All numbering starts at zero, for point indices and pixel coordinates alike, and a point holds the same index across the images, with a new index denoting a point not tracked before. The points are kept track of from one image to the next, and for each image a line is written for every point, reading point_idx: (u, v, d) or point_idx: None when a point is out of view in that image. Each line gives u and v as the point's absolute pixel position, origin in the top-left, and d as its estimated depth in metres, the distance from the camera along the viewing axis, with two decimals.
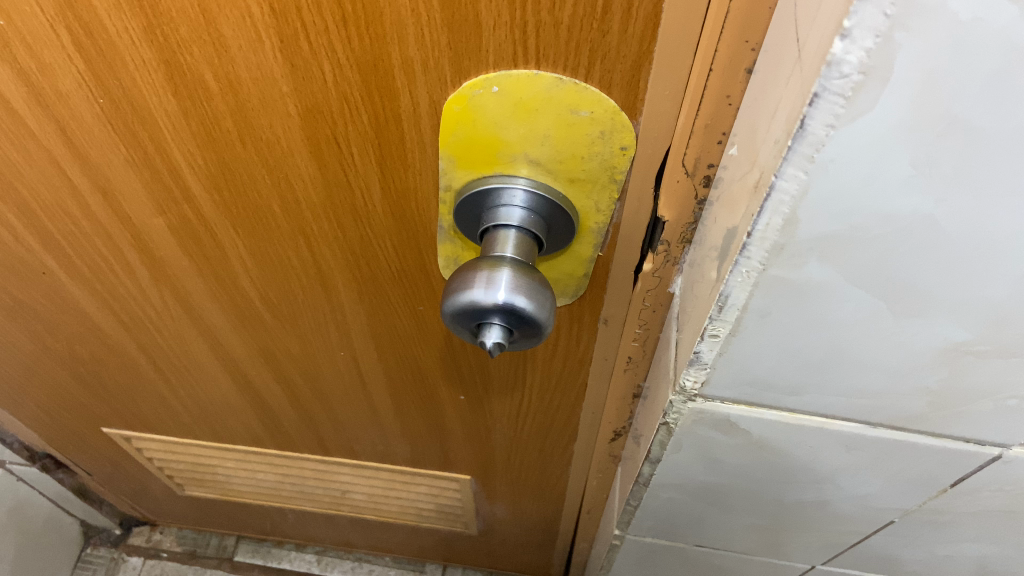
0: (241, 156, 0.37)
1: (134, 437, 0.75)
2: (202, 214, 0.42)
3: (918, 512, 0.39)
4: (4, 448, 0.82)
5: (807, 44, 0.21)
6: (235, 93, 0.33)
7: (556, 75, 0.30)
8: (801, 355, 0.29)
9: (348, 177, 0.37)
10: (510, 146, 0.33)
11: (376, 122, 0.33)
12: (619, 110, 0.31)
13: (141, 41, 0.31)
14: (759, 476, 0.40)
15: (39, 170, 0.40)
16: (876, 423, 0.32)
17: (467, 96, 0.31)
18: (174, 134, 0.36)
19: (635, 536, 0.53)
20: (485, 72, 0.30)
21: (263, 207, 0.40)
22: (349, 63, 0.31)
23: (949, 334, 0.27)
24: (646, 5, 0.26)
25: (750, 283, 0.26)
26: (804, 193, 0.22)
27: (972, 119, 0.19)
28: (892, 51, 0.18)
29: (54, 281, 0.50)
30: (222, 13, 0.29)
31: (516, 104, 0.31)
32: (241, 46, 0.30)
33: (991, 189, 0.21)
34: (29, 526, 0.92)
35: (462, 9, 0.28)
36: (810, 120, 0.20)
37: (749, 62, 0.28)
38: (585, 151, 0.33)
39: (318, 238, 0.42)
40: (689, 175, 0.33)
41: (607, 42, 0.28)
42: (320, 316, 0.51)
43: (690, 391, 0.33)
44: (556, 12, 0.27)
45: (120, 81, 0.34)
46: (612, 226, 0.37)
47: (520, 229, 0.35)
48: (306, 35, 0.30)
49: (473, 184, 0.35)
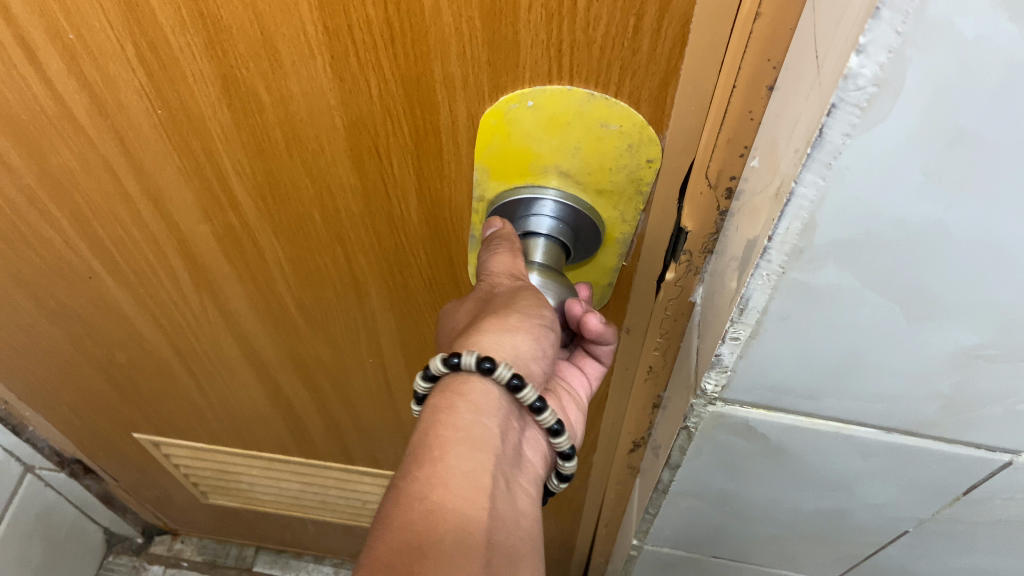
0: (286, 165, 0.39)
1: (163, 442, 0.77)
2: (246, 221, 0.44)
3: (932, 521, 0.40)
4: (35, 453, 0.84)
5: (826, 62, 0.23)
6: (286, 105, 0.35)
7: (587, 91, 0.32)
8: (819, 359, 0.31)
9: (386, 186, 0.39)
10: (542, 158, 0.35)
11: (416, 134, 0.35)
12: (646, 125, 0.33)
13: (201, 56, 0.34)
14: (776, 484, 0.41)
15: (95, 177, 0.43)
16: (890, 429, 0.34)
17: (504, 110, 0.33)
18: (225, 144, 0.38)
19: (653, 546, 0.54)
20: (521, 88, 0.32)
21: (304, 215, 0.43)
22: (394, 78, 0.33)
23: (960, 338, 0.28)
24: (675, 26, 0.28)
25: (771, 286, 0.28)
26: (821, 199, 0.24)
27: (978, 130, 0.21)
28: (904, 66, 0.20)
29: (99, 286, 0.53)
30: (281, 32, 0.32)
31: (549, 118, 0.33)
32: (294, 61, 0.33)
33: (997, 196, 0.22)
34: (55, 532, 0.94)
35: (503, 28, 0.30)
36: (828, 129, 0.22)
37: (770, 79, 0.29)
38: (613, 163, 0.35)
39: (354, 246, 0.44)
40: (711, 187, 0.35)
41: (637, 60, 0.30)
42: (353, 324, 0.53)
43: (711, 395, 0.35)
44: (590, 32, 0.29)
45: (178, 94, 0.36)
46: (636, 237, 0.39)
47: (550, 238, 0.38)
48: (355, 52, 0.32)
49: (506, 194, 0.37)
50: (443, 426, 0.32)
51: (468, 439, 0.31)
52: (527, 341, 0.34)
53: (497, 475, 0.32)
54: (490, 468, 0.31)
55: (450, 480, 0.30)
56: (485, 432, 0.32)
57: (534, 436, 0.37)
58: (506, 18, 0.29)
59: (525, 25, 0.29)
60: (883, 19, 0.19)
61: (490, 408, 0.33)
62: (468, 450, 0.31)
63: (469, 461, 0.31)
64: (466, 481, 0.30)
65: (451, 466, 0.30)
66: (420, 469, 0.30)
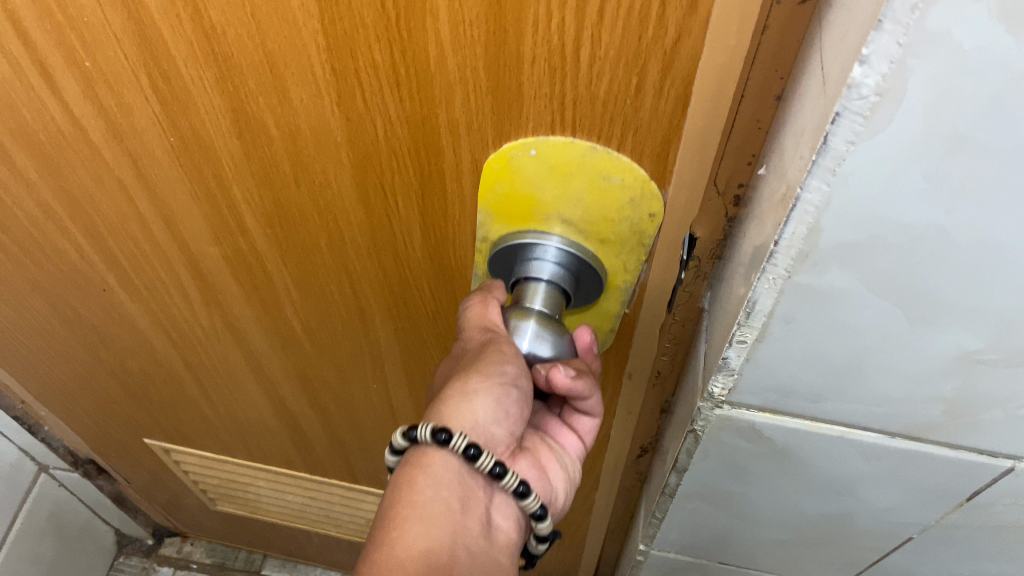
0: (294, 196, 0.40)
1: (173, 448, 0.78)
2: (255, 246, 0.45)
3: (936, 527, 0.41)
4: (50, 452, 0.85)
5: (832, 73, 0.24)
6: (295, 140, 0.36)
7: (589, 142, 0.33)
8: (824, 362, 0.31)
9: (392, 221, 0.40)
10: (544, 205, 0.36)
11: (421, 174, 0.37)
12: (648, 180, 0.34)
13: (213, 90, 0.35)
14: (781, 487, 0.42)
15: (108, 195, 0.44)
16: (894, 433, 0.34)
17: (509, 157, 0.34)
18: (235, 173, 0.40)
19: (660, 551, 0.55)
20: (526, 137, 0.33)
21: (311, 244, 0.44)
22: (400, 120, 0.34)
23: (960, 342, 0.29)
24: (678, 86, 0.29)
25: (776, 290, 0.29)
26: (826, 204, 0.25)
27: (976, 137, 0.22)
28: (905, 76, 0.21)
29: (113, 298, 0.54)
30: (291, 72, 0.33)
31: (553, 168, 0.34)
32: (304, 99, 0.34)
33: (994, 201, 0.23)
34: (68, 531, 0.95)
35: (507, 80, 0.31)
36: (832, 137, 0.23)
37: (778, 89, 0.30)
38: (615, 214, 0.36)
39: (360, 275, 0.46)
40: (720, 195, 0.35)
41: (639, 116, 0.31)
42: (357, 348, 0.54)
43: (717, 398, 0.36)
44: (592, 86, 0.30)
45: (191, 123, 0.37)
46: (639, 284, 0.41)
47: (550, 282, 0.38)
48: (363, 93, 0.33)
49: (508, 236, 0.38)
50: (402, 502, 0.34)
51: (425, 516, 0.33)
52: (488, 404, 0.36)
53: (456, 549, 0.33)
54: (446, 543, 0.33)
55: (406, 558, 0.32)
56: (443, 507, 0.34)
57: (504, 501, 0.37)
58: (510, 71, 0.30)
59: (528, 77, 0.30)
60: (885, 31, 0.20)
61: (450, 483, 0.35)
62: (424, 526, 0.33)
63: (425, 538, 0.32)
64: (422, 558, 0.32)
65: (407, 546, 0.32)
66: (378, 549, 0.32)
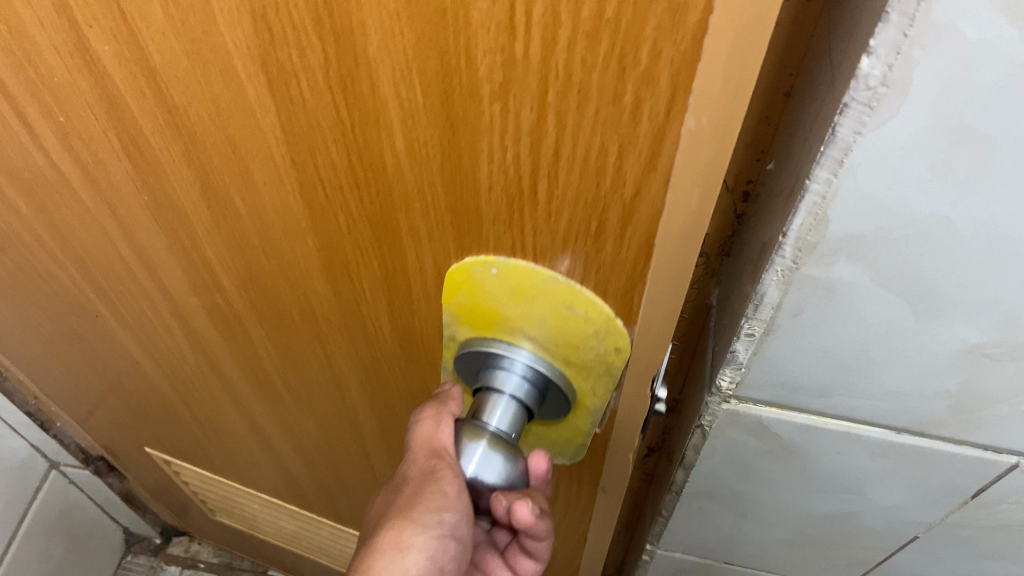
0: (266, 267, 0.37)
1: (173, 460, 0.78)
2: (231, 301, 0.42)
3: (942, 526, 0.41)
4: (61, 449, 0.87)
5: (841, 68, 0.24)
6: (261, 217, 0.32)
7: (552, 271, 0.27)
8: (831, 356, 0.32)
9: (360, 305, 0.36)
10: (509, 319, 0.31)
11: (385, 271, 0.32)
12: (615, 318, 0.28)
13: (179, 157, 0.31)
14: (788, 484, 0.42)
15: (98, 245, 0.41)
16: (900, 428, 0.35)
17: (469, 270, 0.29)
18: (207, 235, 0.36)
19: (666, 551, 0.55)
20: (485, 253, 0.28)
21: (286, 309, 0.40)
22: (360, 218, 0.29)
23: (966, 335, 0.29)
24: (639, 236, 0.24)
25: (784, 282, 0.29)
26: (833, 195, 0.25)
27: (980, 129, 0.22)
28: (911, 67, 0.21)
29: (102, 332, 0.54)
30: (253, 155, 0.28)
31: (514, 287, 0.29)
32: (267, 184, 0.30)
33: (998, 192, 0.24)
34: (78, 529, 0.96)
35: (464, 200, 0.26)
36: (840, 127, 0.23)
37: (787, 86, 0.31)
38: (582, 344, 0.30)
39: (334, 345, 0.42)
40: (729, 190, 0.36)
41: (602, 257, 0.26)
42: (335, 408, 0.51)
43: (725, 392, 0.36)
44: (551, 220, 0.25)
45: (161, 184, 0.33)
46: (611, 409, 0.35)
47: (513, 398, 0.32)
48: (324, 188, 0.28)
49: (477, 341, 0.33)
50: None
51: None
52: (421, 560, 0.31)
53: None
54: None
55: None
56: None
57: None
58: (466, 194, 0.25)
59: (486, 203, 0.26)
60: (891, 22, 0.20)
61: None
62: None
63: None
64: None
65: None
66: None
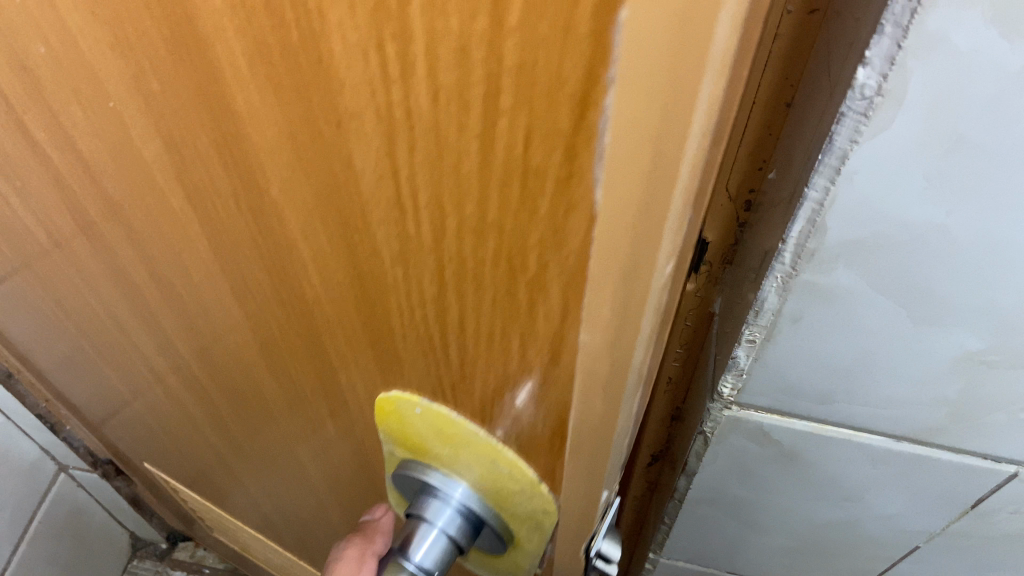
0: (216, 354, 0.34)
1: (174, 485, 0.77)
2: (194, 378, 0.38)
3: (943, 535, 0.41)
4: (70, 452, 0.88)
5: (840, 78, 0.25)
6: (202, 307, 0.30)
7: (475, 427, 0.26)
8: (830, 361, 0.32)
9: (307, 405, 0.33)
10: (438, 458, 0.30)
11: (322, 375, 0.30)
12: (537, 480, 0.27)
13: (120, 244, 0.28)
14: (789, 492, 0.42)
15: (77, 312, 0.39)
16: (900, 436, 0.35)
17: (396, 402, 0.28)
18: (155, 315, 0.33)
19: (669, 559, 0.55)
20: (410, 393, 0.27)
21: (242, 397, 0.37)
22: (290, 326, 0.27)
23: (963, 342, 0.29)
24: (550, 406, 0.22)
25: (784, 288, 0.30)
26: (830, 202, 0.26)
27: (973, 138, 0.23)
28: (906, 77, 0.22)
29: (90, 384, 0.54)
30: (184, 250, 0.26)
31: (439, 430, 0.28)
32: (202, 278, 0.27)
33: (992, 200, 0.24)
34: (85, 533, 0.97)
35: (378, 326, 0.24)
36: (837, 135, 0.24)
37: (787, 97, 0.31)
38: (509, 495, 0.29)
39: (288, 437, 0.39)
40: (731, 199, 0.36)
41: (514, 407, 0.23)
42: (296, 495, 0.48)
43: (727, 398, 0.37)
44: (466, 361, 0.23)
45: (107, 264, 0.31)
46: (547, 558, 0.33)
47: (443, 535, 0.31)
48: (250, 291, 0.26)
49: (411, 465, 0.32)
50: None
51: None
52: None
53: None
54: None
55: None
56: None
57: None
58: (378, 319, 0.23)
59: (401, 333, 0.23)
60: (886, 33, 0.21)
61: None
62: None
63: None
64: None
65: None
66: None
